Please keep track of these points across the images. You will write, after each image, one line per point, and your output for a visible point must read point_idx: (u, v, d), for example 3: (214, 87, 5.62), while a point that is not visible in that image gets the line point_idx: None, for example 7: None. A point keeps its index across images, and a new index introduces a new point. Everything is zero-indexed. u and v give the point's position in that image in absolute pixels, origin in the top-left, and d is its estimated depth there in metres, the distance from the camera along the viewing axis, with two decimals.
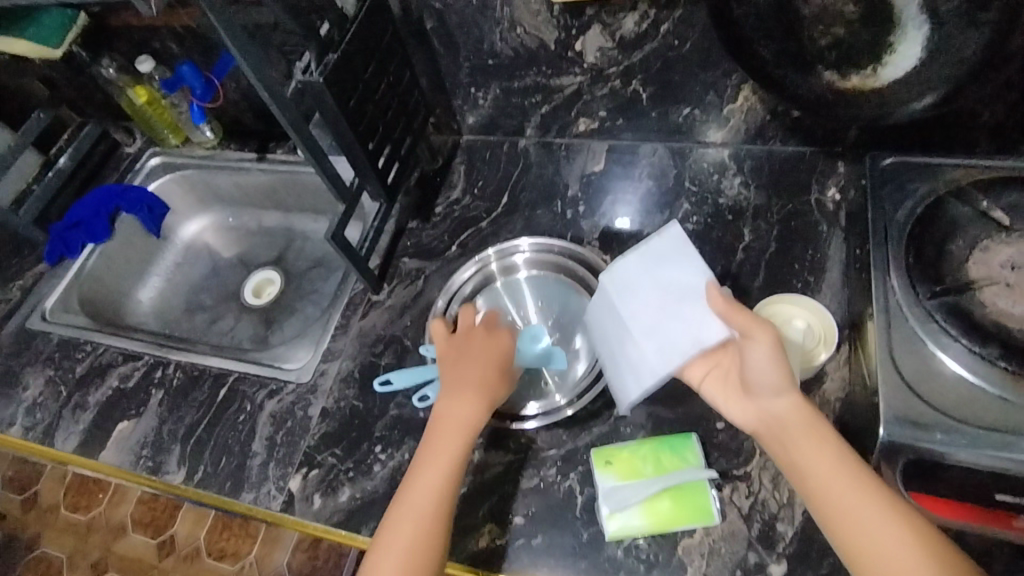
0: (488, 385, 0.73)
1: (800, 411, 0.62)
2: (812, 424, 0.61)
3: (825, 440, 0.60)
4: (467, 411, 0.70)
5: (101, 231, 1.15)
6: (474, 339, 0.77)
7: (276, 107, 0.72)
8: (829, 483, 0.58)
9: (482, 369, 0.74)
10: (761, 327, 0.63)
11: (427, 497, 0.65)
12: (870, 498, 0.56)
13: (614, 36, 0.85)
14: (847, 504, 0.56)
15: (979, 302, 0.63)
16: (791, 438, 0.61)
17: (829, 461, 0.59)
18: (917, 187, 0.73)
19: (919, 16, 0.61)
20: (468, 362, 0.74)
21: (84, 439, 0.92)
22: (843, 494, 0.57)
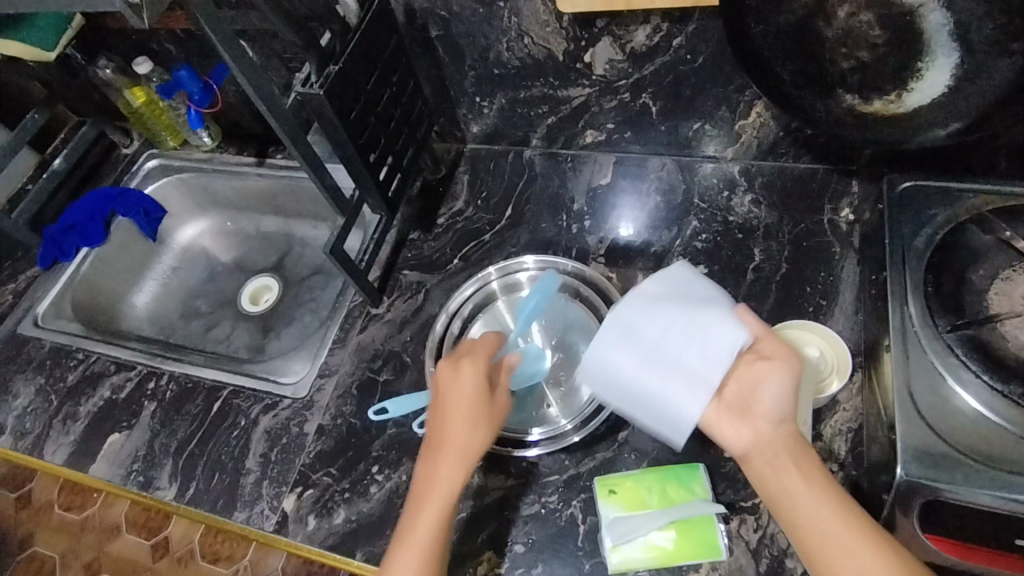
0: (473, 433, 0.65)
1: (786, 434, 0.59)
2: (796, 449, 0.59)
3: (808, 463, 0.58)
4: (449, 470, 0.63)
5: (96, 235, 1.13)
6: (460, 377, 0.68)
7: (275, 120, 0.70)
8: (816, 510, 0.56)
9: (467, 419, 0.66)
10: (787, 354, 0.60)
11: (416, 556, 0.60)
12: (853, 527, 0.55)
13: (625, 48, 0.83)
14: (834, 535, 0.55)
15: (1001, 336, 0.60)
16: (778, 464, 0.58)
17: (814, 487, 0.57)
18: (936, 212, 0.71)
19: (949, 43, 0.59)
20: (450, 411, 0.66)
21: (74, 451, 0.90)
22: (828, 523, 0.55)
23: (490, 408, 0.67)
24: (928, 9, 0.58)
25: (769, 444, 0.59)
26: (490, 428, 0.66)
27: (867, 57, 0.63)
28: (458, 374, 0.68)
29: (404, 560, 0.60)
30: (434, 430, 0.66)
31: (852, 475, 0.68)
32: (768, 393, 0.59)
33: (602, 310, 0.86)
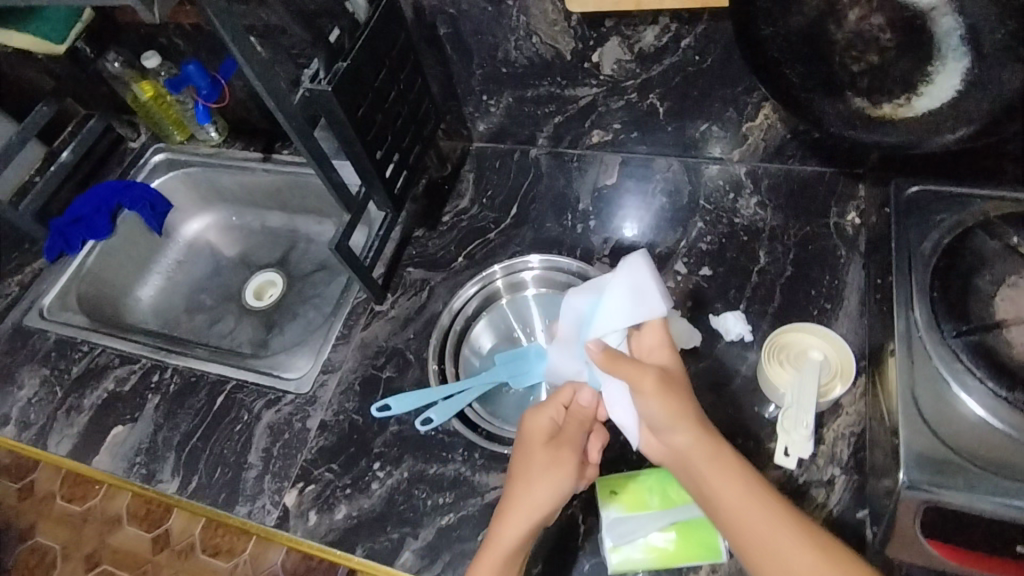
0: (548, 486, 0.65)
1: (699, 433, 0.62)
2: (712, 448, 0.61)
3: (725, 459, 0.61)
4: (515, 525, 0.63)
5: (102, 228, 1.13)
6: (542, 427, 0.69)
7: (282, 115, 0.70)
8: (734, 502, 0.59)
9: (530, 473, 0.66)
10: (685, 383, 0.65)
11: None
12: (773, 520, 0.57)
13: (633, 48, 0.83)
14: (752, 522, 0.58)
15: (1006, 342, 0.60)
16: (695, 463, 0.61)
17: (735, 484, 0.59)
18: (943, 218, 0.71)
19: (961, 48, 0.58)
20: (518, 466, 0.67)
21: (77, 443, 0.91)
22: (749, 515, 0.58)
23: (555, 461, 0.66)
24: (940, 13, 0.58)
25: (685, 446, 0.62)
26: (555, 481, 0.65)
27: (876, 60, 0.63)
28: (526, 428, 0.70)
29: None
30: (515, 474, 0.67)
31: (855, 479, 0.68)
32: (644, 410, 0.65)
33: None
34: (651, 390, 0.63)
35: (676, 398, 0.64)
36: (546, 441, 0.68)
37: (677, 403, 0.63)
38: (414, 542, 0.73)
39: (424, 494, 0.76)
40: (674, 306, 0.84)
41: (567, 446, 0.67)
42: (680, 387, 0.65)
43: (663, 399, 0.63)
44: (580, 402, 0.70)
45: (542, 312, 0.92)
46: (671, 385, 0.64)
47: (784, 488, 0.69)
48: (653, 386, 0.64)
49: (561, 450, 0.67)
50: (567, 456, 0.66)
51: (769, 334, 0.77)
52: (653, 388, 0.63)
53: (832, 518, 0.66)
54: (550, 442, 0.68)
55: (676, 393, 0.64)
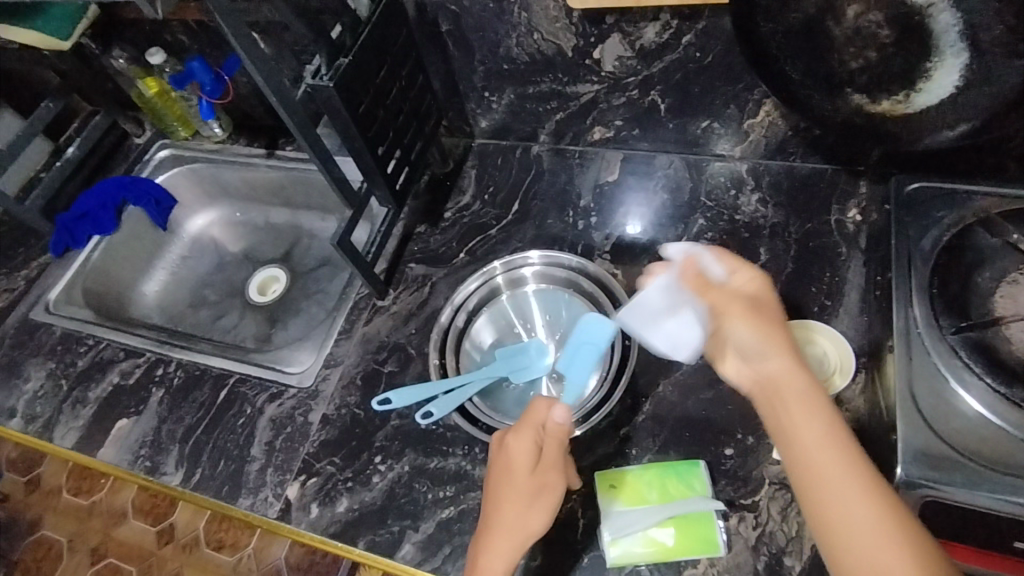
0: (530, 512, 0.63)
1: (801, 371, 0.57)
2: (811, 391, 0.56)
3: (820, 403, 0.55)
4: (500, 550, 0.62)
5: (108, 223, 1.14)
6: (524, 440, 0.65)
7: (285, 111, 0.70)
8: (820, 448, 0.52)
9: (517, 499, 0.64)
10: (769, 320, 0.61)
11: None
12: (858, 483, 0.50)
13: (634, 45, 0.83)
14: (834, 477, 0.51)
15: (1005, 339, 0.60)
16: (788, 399, 0.56)
17: (822, 435, 0.53)
18: (944, 215, 0.70)
19: (959, 44, 0.58)
20: (499, 485, 0.65)
21: (82, 435, 0.92)
22: (830, 468, 0.51)
23: (538, 488, 0.64)
24: (938, 10, 0.58)
25: (782, 377, 0.57)
26: (541, 509, 0.63)
27: (875, 57, 0.63)
28: (507, 450, 0.65)
29: None
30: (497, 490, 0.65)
31: None
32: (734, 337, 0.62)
33: (604, 305, 0.86)
34: (738, 311, 0.62)
35: (766, 326, 0.60)
36: (528, 466, 0.65)
37: (759, 333, 0.60)
38: (414, 535, 0.73)
39: (425, 488, 0.76)
40: None
41: (548, 471, 0.65)
42: (771, 312, 0.62)
43: (750, 320, 0.61)
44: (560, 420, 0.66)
45: (543, 307, 0.91)
46: (757, 312, 0.62)
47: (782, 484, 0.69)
48: (738, 312, 0.62)
49: (545, 477, 0.65)
50: (550, 480, 0.65)
51: None
52: (740, 310, 0.62)
53: None
54: (531, 468, 0.65)
55: (764, 317, 0.61)
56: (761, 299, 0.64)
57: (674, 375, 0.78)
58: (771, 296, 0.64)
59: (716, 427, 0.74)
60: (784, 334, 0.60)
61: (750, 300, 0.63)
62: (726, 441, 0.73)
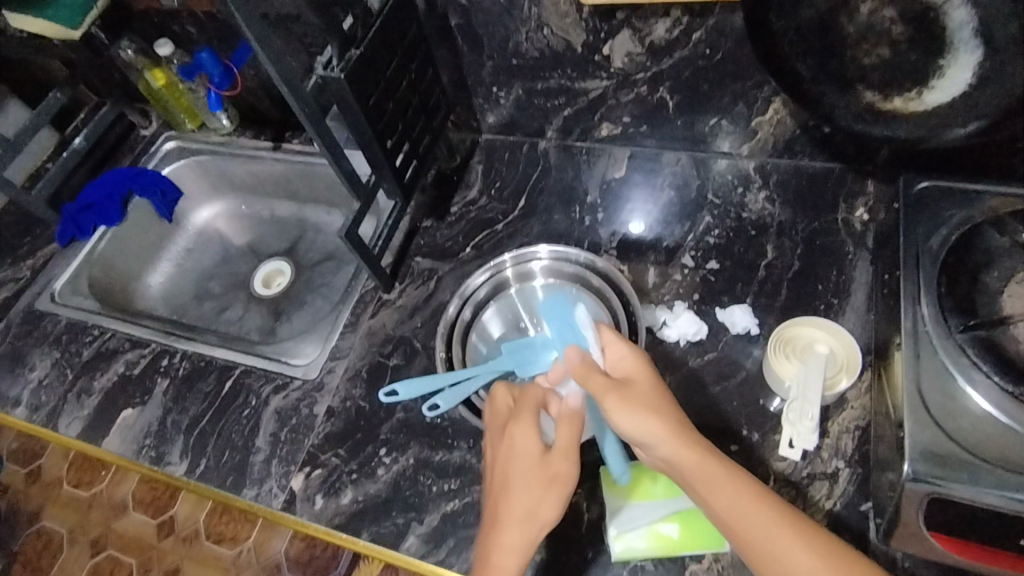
0: (544, 501, 0.62)
1: (691, 444, 0.59)
2: (705, 464, 0.58)
3: (721, 474, 0.57)
4: (514, 534, 0.61)
5: (114, 214, 1.14)
6: (526, 426, 0.66)
7: (296, 102, 0.70)
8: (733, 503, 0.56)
9: (531, 495, 0.62)
10: (649, 404, 0.63)
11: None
12: (779, 527, 0.54)
13: (644, 41, 0.83)
14: (755, 528, 0.55)
15: (1012, 338, 0.60)
16: (689, 480, 0.58)
17: (731, 492, 0.56)
18: (953, 214, 0.70)
19: (972, 40, 0.58)
20: (510, 477, 0.64)
21: (87, 425, 0.92)
22: (753, 520, 0.55)
23: (549, 478, 0.63)
24: (953, 6, 0.58)
25: (678, 462, 0.59)
26: (552, 500, 0.62)
27: (888, 54, 0.63)
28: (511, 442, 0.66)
29: None
30: (506, 478, 0.64)
31: (859, 471, 0.69)
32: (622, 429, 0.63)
33: (612, 301, 0.84)
34: (612, 403, 0.63)
35: (642, 413, 0.61)
36: (534, 458, 0.64)
37: (639, 419, 0.61)
38: (419, 528, 0.74)
39: (430, 481, 0.77)
40: (680, 299, 0.84)
41: (559, 459, 0.64)
42: (645, 396, 0.63)
43: (625, 412, 0.62)
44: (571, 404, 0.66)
45: None
46: (632, 396, 0.63)
47: (787, 480, 0.70)
48: (612, 403, 0.63)
49: (556, 467, 0.64)
50: (557, 466, 0.64)
51: (775, 329, 0.77)
52: (613, 403, 0.63)
53: (834, 512, 0.67)
54: (539, 460, 0.64)
55: (638, 404, 0.62)
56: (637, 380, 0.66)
57: (679, 372, 0.79)
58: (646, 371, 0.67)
59: (721, 425, 0.74)
60: (666, 410, 0.62)
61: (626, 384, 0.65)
62: (732, 437, 0.73)
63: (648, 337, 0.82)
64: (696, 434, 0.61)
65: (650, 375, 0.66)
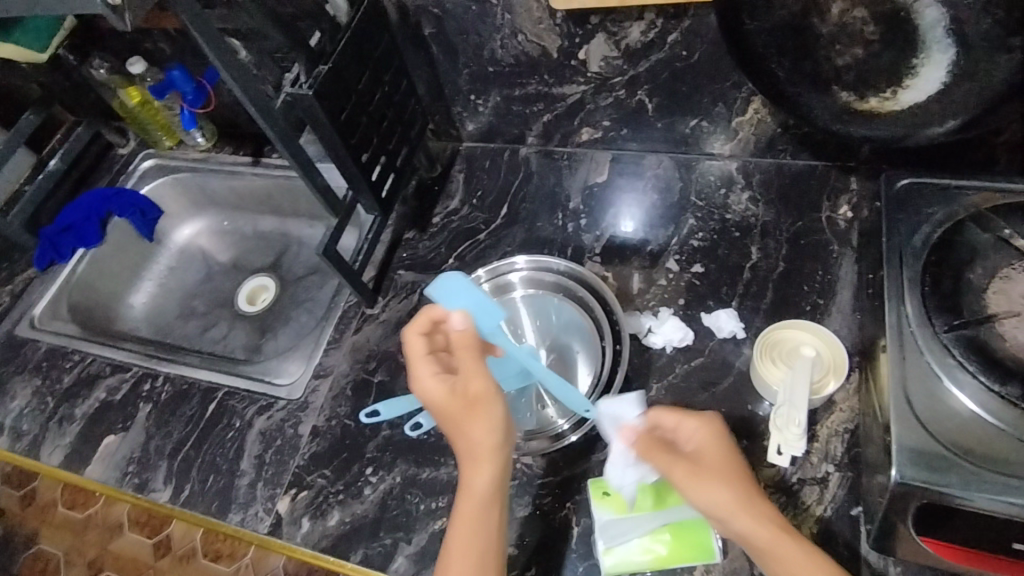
0: (474, 427, 0.63)
1: (761, 521, 0.58)
2: (775, 543, 0.57)
3: (790, 550, 0.56)
4: (474, 471, 0.63)
5: (92, 236, 1.13)
6: (425, 366, 0.66)
7: (265, 122, 0.69)
8: (776, 548, 0.57)
9: (461, 425, 0.63)
10: (718, 480, 0.60)
11: (467, 565, 0.59)
12: (777, 535, 0.57)
13: (619, 45, 0.82)
14: (780, 555, 0.56)
15: (998, 335, 0.59)
16: (767, 560, 0.57)
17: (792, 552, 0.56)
18: (934, 211, 0.70)
19: (946, 39, 0.57)
20: (443, 418, 0.65)
21: (70, 452, 0.90)
22: (782, 555, 0.56)
23: (469, 402, 0.63)
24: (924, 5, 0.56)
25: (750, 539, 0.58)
26: (482, 420, 0.63)
27: (862, 54, 0.62)
28: (421, 387, 0.65)
29: (459, 544, 0.60)
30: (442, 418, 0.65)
31: (849, 475, 0.68)
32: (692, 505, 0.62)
33: (594, 310, 0.83)
34: (680, 478, 0.62)
35: (710, 485, 0.60)
36: (446, 393, 0.64)
37: (707, 494, 0.60)
38: (407, 548, 0.72)
39: (417, 499, 0.75)
40: (666, 304, 0.83)
41: (472, 380, 0.64)
42: (718, 470, 0.61)
43: (695, 487, 0.61)
44: (452, 328, 0.67)
45: (532, 313, 0.88)
46: (701, 472, 0.61)
47: (778, 487, 0.69)
48: (680, 478, 0.62)
49: (470, 391, 0.64)
50: (470, 389, 0.64)
51: (764, 330, 0.76)
52: (681, 476, 0.62)
53: (824, 516, 0.66)
54: (451, 391, 0.64)
55: (710, 475, 0.61)
56: (703, 449, 0.64)
57: (666, 379, 0.78)
58: (722, 447, 0.64)
59: None
60: (739, 483, 0.60)
61: (697, 461, 0.63)
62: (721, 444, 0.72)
63: (634, 344, 0.81)
64: (770, 509, 0.59)
65: (731, 452, 0.63)
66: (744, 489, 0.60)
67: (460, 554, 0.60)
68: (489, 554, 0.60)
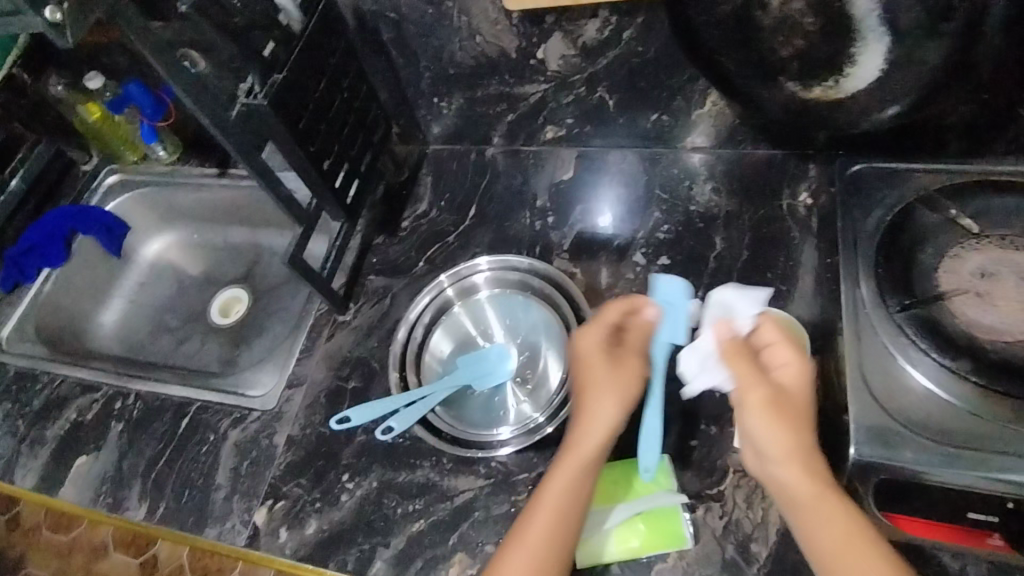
0: (604, 394, 0.69)
1: (828, 496, 0.58)
2: (823, 500, 0.58)
3: (836, 511, 0.57)
4: (588, 434, 0.67)
5: (57, 256, 1.11)
6: (594, 331, 0.73)
7: (220, 133, 0.68)
8: (836, 525, 0.56)
9: (594, 388, 0.70)
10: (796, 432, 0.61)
11: (549, 511, 0.62)
12: (840, 516, 0.56)
13: (576, 43, 0.83)
14: (840, 536, 0.56)
15: (950, 312, 0.61)
16: (817, 531, 0.57)
17: (848, 530, 0.56)
18: (885, 195, 0.71)
19: (880, 28, 0.58)
20: (581, 376, 0.72)
21: (42, 475, 0.89)
22: (837, 533, 0.56)
23: (619, 372, 0.70)
24: None
25: (791, 487, 0.60)
26: (619, 392, 0.69)
27: (804, 44, 0.62)
28: (582, 343, 0.73)
29: (548, 494, 0.64)
30: (579, 376, 0.72)
31: None
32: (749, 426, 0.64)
33: (561, 304, 0.85)
34: (758, 404, 0.63)
35: (786, 432, 0.61)
36: (591, 355, 0.72)
37: (774, 437, 0.61)
38: (385, 552, 0.73)
39: (394, 503, 0.76)
40: (633, 298, 0.84)
41: (630, 356, 0.72)
42: (797, 416, 0.62)
43: (768, 425, 0.62)
44: (641, 318, 0.75)
45: (500, 313, 0.89)
46: (782, 412, 0.62)
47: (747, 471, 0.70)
48: (755, 403, 0.63)
49: (621, 362, 0.71)
50: (625, 363, 0.71)
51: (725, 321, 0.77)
52: (759, 402, 0.63)
53: None
54: (601, 359, 0.71)
55: (794, 426, 0.61)
56: (790, 390, 0.64)
57: None
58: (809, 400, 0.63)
59: (680, 421, 0.74)
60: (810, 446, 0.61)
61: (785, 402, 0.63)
62: (690, 432, 0.73)
63: None
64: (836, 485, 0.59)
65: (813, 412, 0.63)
66: (814, 445, 0.61)
67: (547, 500, 0.63)
68: (572, 514, 0.63)
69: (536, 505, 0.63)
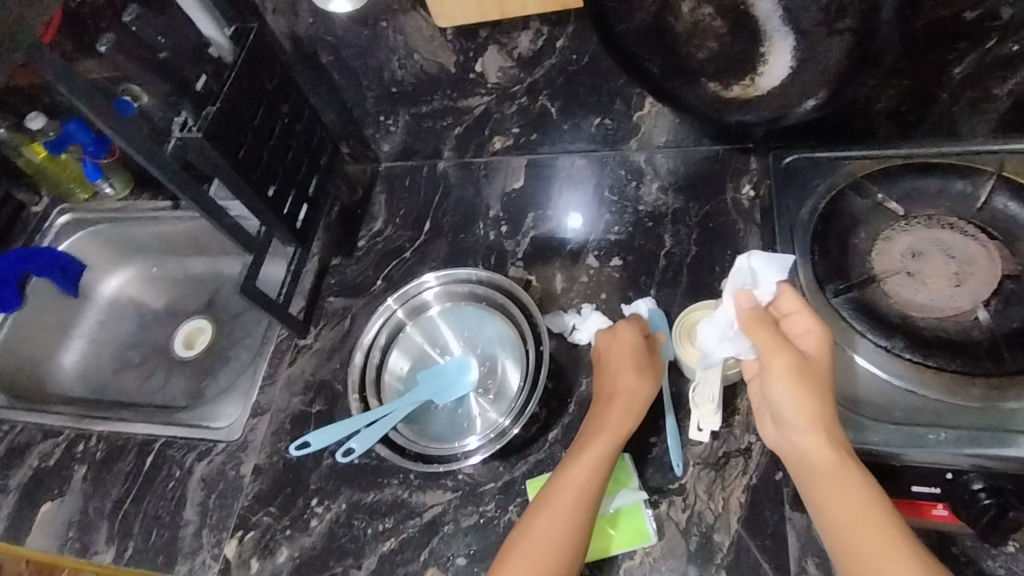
0: (637, 383, 0.70)
1: (846, 466, 0.55)
2: (843, 469, 0.54)
3: (853, 482, 0.54)
4: (620, 419, 0.68)
5: (11, 300, 1.07)
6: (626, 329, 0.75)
7: (155, 167, 0.69)
8: (853, 496, 0.54)
9: (624, 378, 0.71)
10: (819, 399, 0.57)
11: (574, 487, 0.63)
12: (858, 490, 0.54)
13: (513, 54, 0.84)
14: (854, 507, 0.54)
15: (883, 294, 0.64)
16: (829, 498, 0.55)
17: (862, 503, 0.54)
18: (817, 184, 0.74)
19: (783, 28, 0.62)
20: (608, 366, 0.73)
21: (6, 526, 0.87)
22: (853, 503, 0.54)
23: (649, 368, 0.72)
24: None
25: (811, 455, 0.56)
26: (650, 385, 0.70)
27: (717, 46, 0.65)
28: (620, 333, 0.74)
29: (570, 474, 0.65)
30: (606, 367, 0.73)
31: None
32: (771, 391, 0.60)
33: (512, 311, 0.84)
34: (781, 370, 0.58)
35: (807, 398, 0.57)
36: (624, 349, 0.73)
37: (789, 399, 0.58)
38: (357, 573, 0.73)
39: (363, 523, 0.76)
40: (589, 301, 0.86)
41: (654, 356, 0.74)
42: (821, 381, 0.57)
43: (788, 386, 0.58)
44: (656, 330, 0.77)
45: (455, 327, 0.88)
46: (806, 377, 0.57)
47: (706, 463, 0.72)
48: (778, 368, 0.59)
49: (650, 361, 0.73)
50: (652, 361, 0.73)
51: (676, 321, 0.77)
52: (782, 368, 0.58)
53: (751, 486, 0.69)
54: (634, 354, 0.72)
55: (816, 392, 0.57)
56: (817, 355, 0.59)
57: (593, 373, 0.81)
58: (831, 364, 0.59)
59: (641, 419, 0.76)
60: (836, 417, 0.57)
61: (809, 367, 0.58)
62: (650, 429, 0.75)
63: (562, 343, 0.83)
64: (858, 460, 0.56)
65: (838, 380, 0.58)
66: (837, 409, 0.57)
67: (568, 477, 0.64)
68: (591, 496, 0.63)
69: (563, 478, 0.65)
